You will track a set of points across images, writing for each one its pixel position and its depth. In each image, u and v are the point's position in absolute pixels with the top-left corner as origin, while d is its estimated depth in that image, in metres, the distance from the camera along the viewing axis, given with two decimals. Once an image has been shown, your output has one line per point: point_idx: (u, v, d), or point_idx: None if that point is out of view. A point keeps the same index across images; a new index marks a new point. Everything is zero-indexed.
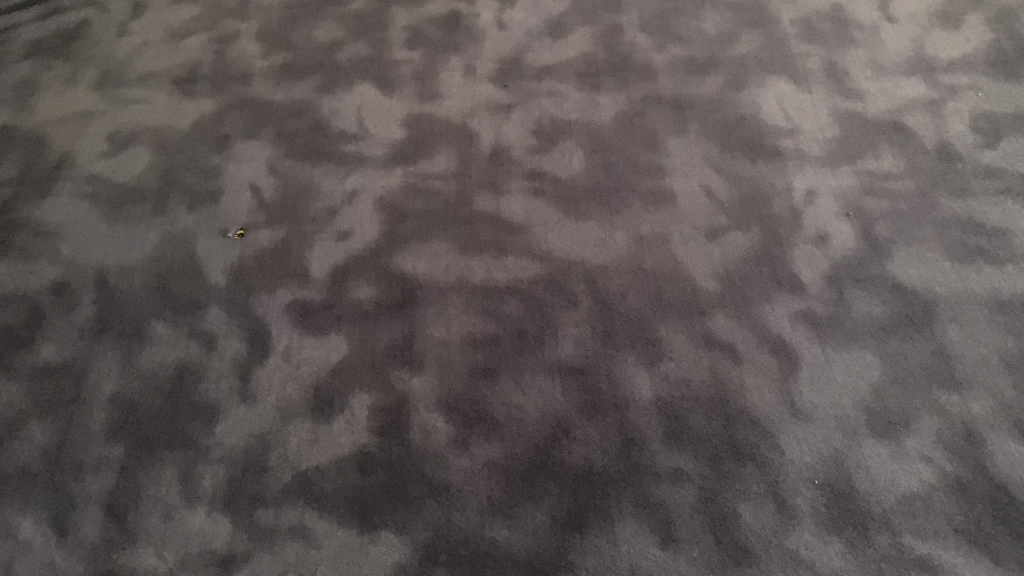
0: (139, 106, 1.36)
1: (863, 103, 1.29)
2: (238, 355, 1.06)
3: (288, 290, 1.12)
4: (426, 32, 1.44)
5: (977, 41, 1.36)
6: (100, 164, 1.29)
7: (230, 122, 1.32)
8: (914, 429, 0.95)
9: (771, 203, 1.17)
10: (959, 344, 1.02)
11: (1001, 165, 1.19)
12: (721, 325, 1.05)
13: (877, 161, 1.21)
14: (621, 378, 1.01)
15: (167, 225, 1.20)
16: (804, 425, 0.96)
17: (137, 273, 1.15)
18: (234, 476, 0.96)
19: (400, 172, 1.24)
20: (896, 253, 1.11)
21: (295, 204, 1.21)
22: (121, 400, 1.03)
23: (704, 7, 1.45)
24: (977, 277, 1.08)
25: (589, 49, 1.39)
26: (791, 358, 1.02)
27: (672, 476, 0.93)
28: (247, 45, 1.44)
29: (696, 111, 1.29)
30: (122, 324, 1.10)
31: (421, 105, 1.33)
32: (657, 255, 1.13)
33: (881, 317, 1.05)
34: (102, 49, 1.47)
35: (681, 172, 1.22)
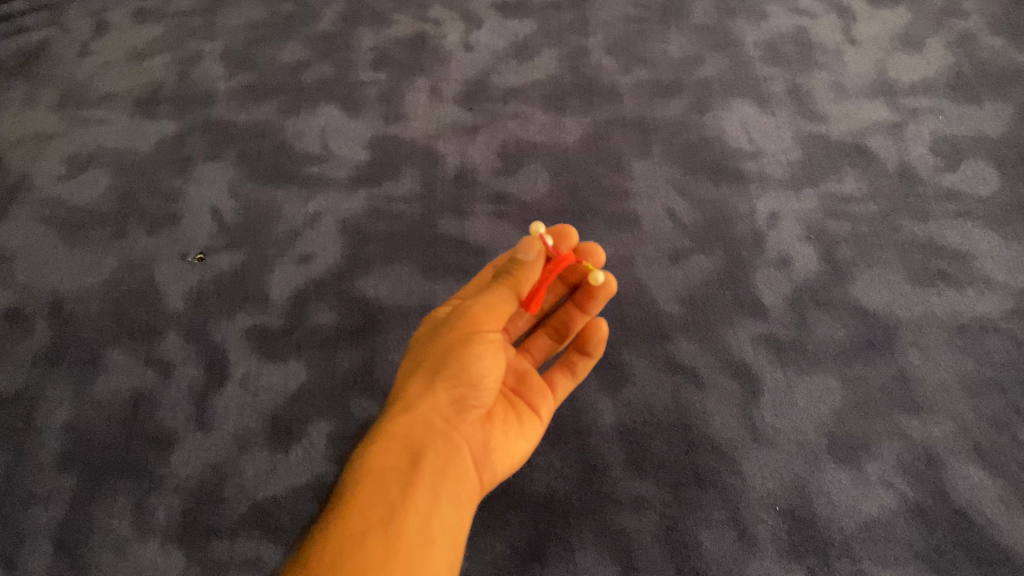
0: (99, 129, 1.34)
1: (827, 126, 1.30)
2: (196, 382, 1.04)
3: (247, 315, 1.10)
4: (392, 52, 1.43)
5: (938, 65, 1.37)
6: (59, 186, 1.27)
7: (192, 145, 1.31)
8: (875, 453, 0.96)
9: (735, 226, 1.18)
10: (920, 368, 1.02)
11: (962, 189, 1.20)
12: (685, 349, 1.05)
13: (839, 184, 1.22)
14: (584, 404, 1.00)
15: (125, 250, 1.18)
16: (766, 451, 0.96)
17: (94, 298, 1.13)
18: (189, 507, 0.94)
19: (364, 195, 1.23)
20: (858, 277, 1.11)
21: (257, 227, 1.20)
22: (75, 430, 1.01)
23: (670, 29, 1.45)
24: (938, 300, 1.08)
25: (555, 71, 1.39)
26: (753, 382, 1.02)
27: (633, 504, 0.93)
28: (210, 65, 1.42)
29: (661, 134, 1.29)
30: (76, 351, 1.08)
31: (386, 127, 1.32)
32: (621, 278, 1.12)
33: (844, 341, 1.05)
34: (63, 69, 1.44)
35: (645, 196, 1.21)
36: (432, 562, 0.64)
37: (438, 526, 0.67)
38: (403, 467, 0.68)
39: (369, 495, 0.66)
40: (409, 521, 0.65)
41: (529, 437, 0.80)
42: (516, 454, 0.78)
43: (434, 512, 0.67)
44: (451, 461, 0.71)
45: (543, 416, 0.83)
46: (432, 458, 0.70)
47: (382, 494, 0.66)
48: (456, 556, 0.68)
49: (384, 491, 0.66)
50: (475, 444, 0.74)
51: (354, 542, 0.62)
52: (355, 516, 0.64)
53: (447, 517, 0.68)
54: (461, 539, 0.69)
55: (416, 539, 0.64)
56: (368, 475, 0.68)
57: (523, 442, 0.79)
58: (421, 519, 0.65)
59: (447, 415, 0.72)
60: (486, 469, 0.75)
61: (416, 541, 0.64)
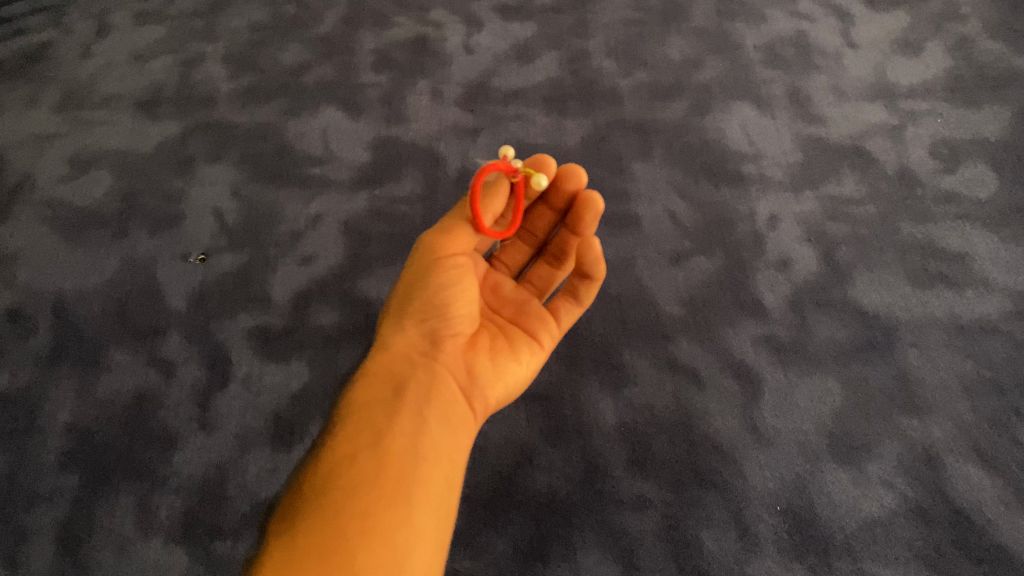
0: (101, 130, 1.35)
1: (826, 128, 1.30)
2: (198, 382, 1.04)
3: (249, 315, 1.10)
4: (393, 54, 1.43)
5: (937, 68, 1.38)
6: (61, 187, 1.27)
7: (194, 146, 1.31)
8: (875, 453, 0.96)
9: (735, 227, 1.18)
10: (919, 369, 1.03)
11: (960, 191, 1.21)
12: (686, 350, 1.05)
13: (839, 186, 1.22)
14: (585, 405, 1.00)
15: (127, 250, 1.18)
16: (766, 451, 0.96)
17: (96, 298, 1.13)
18: (192, 506, 0.95)
19: (365, 196, 1.24)
20: (858, 278, 1.12)
21: (258, 228, 1.20)
22: (77, 430, 1.01)
23: (670, 32, 1.46)
24: (937, 301, 1.09)
25: (556, 74, 1.40)
26: (753, 382, 1.02)
27: (635, 503, 0.93)
28: (212, 66, 1.43)
29: (661, 136, 1.30)
30: (78, 350, 1.08)
31: (387, 129, 1.32)
32: (622, 279, 1.12)
33: (843, 342, 1.06)
34: (65, 70, 1.44)
35: (646, 197, 1.22)
36: (426, 476, 0.67)
37: (428, 445, 0.69)
38: (386, 398, 0.71)
39: (353, 426, 0.69)
40: (396, 443, 0.68)
41: (524, 362, 0.80)
42: (513, 378, 0.78)
43: (422, 433, 0.69)
44: (435, 387, 0.73)
45: (544, 344, 0.82)
46: (416, 385, 0.72)
47: (368, 423, 0.69)
48: (454, 472, 0.70)
49: (368, 420, 0.69)
50: (461, 373, 0.75)
51: (343, 466, 0.66)
52: (342, 445, 0.68)
53: (437, 436, 0.70)
54: (457, 458, 0.71)
55: (405, 456, 0.67)
56: (351, 410, 0.71)
57: (519, 366, 0.79)
58: (408, 440, 0.68)
59: (423, 345, 0.75)
60: (477, 395, 0.76)
61: (405, 458, 0.67)
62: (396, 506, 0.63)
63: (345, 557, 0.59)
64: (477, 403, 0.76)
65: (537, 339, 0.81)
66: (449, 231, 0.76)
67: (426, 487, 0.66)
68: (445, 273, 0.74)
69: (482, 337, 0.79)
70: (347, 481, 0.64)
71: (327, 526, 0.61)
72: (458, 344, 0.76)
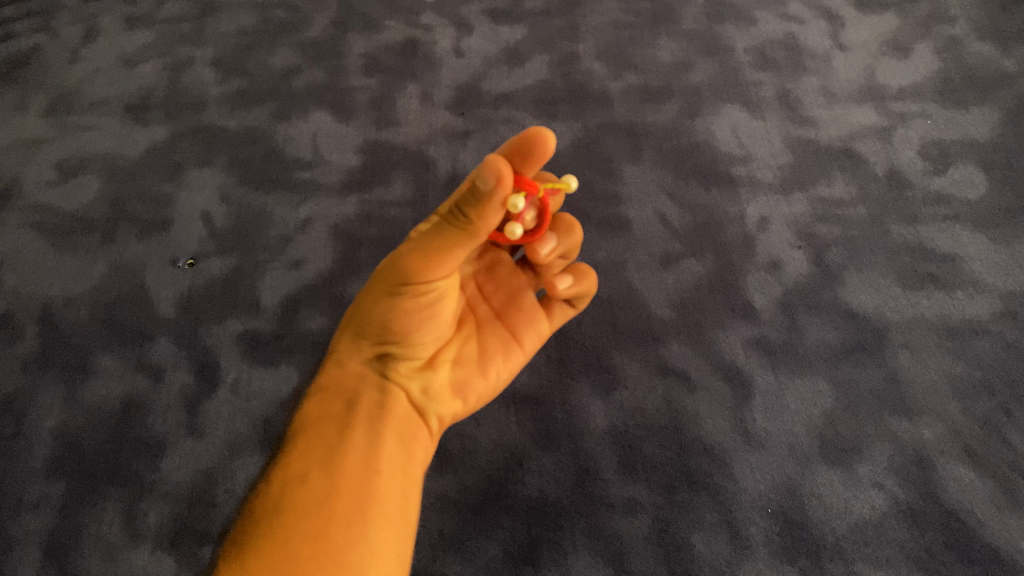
0: (90, 135, 1.34)
1: (816, 131, 1.31)
2: (187, 388, 1.04)
3: (238, 320, 1.10)
4: (383, 58, 1.43)
5: (926, 70, 1.38)
6: (48, 192, 1.26)
7: (183, 150, 1.31)
8: (866, 455, 0.96)
9: (725, 229, 1.18)
10: (910, 370, 1.03)
11: (950, 192, 1.21)
12: (676, 352, 1.05)
13: (829, 188, 1.23)
14: (576, 408, 1.00)
15: (115, 255, 1.18)
16: (757, 453, 0.96)
17: (84, 304, 1.13)
18: (180, 513, 0.94)
19: (355, 200, 1.23)
20: (848, 279, 1.12)
21: (248, 233, 1.20)
22: (64, 437, 1.00)
23: (660, 35, 1.46)
24: (927, 302, 1.09)
25: (546, 77, 1.39)
26: (744, 385, 1.02)
27: (626, 507, 0.93)
28: (201, 71, 1.42)
29: (651, 139, 1.30)
30: (65, 357, 1.07)
31: (377, 133, 1.32)
32: (612, 282, 1.12)
33: (834, 344, 1.05)
34: (53, 75, 1.44)
35: (636, 200, 1.22)
36: (381, 491, 0.62)
37: (384, 459, 0.64)
38: (338, 415, 0.66)
39: (303, 448, 0.64)
40: (349, 459, 0.63)
41: (496, 370, 0.72)
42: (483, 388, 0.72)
43: (377, 448, 0.64)
44: (390, 405, 0.67)
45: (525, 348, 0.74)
46: (368, 403, 0.67)
47: (319, 440, 0.64)
48: (411, 489, 0.65)
49: (318, 440, 0.64)
50: (419, 389, 0.69)
51: (292, 488, 0.61)
52: (293, 466, 0.63)
53: (393, 452, 0.65)
54: (413, 472, 0.67)
55: (358, 472, 0.62)
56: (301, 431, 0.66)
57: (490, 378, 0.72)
58: (361, 456, 0.63)
59: (380, 359, 0.68)
60: (436, 409, 0.70)
61: (358, 474, 0.62)
62: (350, 523, 0.59)
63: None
64: (437, 416, 0.71)
65: (515, 343, 0.73)
66: (427, 257, 0.62)
67: (382, 503, 0.61)
68: (408, 300, 0.64)
69: (450, 345, 0.71)
70: (296, 503, 0.60)
71: (277, 554, 0.57)
72: (419, 358, 0.69)
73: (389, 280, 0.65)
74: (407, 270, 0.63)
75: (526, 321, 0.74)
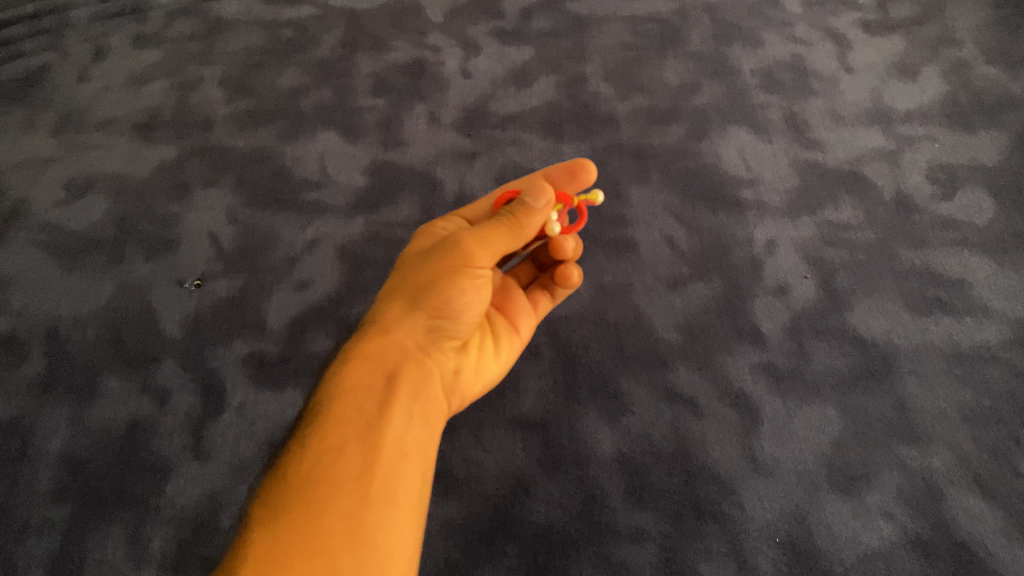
0: (98, 154, 1.34)
1: (823, 153, 1.31)
2: (192, 410, 1.03)
3: (244, 342, 1.10)
4: (391, 79, 1.43)
5: (933, 93, 1.38)
6: (56, 211, 1.27)
7: (191, 170, 1.31)
8: (874, 484, 0.95)
9: (732, 253, 1.18)
10: (918, 398, 1.02)
11: (958, 217, 1.21)
12: (684, 378, 1.04)
13: (836, 212, 1.22)
14: (583, 434, 1.00)
15: (122, 276, 1.18)
16: (765, 481, 0.96)
17: (90, 325, 1.12)
18: (185, 537, 0.94)
19: (362, 221, 1.23)
20: (856, 305, 1.12)
21: (254, 253, 1.20)
22: (69, 459, 1.00)
23: (666, 56, 1.46)
24: (936, 328, 1.09)
25: (552, 98, 1.40)
26: (752, 412, 1.01)
27: (633, 535, 0.92)
28: (209, 90, 1.43)
29: (658, 161, 1.30)
30: (70, 378, 1.07)
31: (384, 153, 1.32)
32: (619, 305, 1.12)
33: (842, 370, 1.05)
34: (61, 94, 1.44)
35: (643, 222, 1.22)
36: (407, 473, 0.73)
37: (411, 441, 0.75)
38: (379, 385, 0.76)
39: (346, 408, 0.75)
40: (385, 438, 0.73)
41: (505, 354, 0.89)
42: (491, 374, 0.87)
43: (408, 431, 0.75)
44: (426, 382, 0.79)
45: (523, 334, 0.92)
46: (407, 378, 0.78)
47: (358, 407, 0.75)
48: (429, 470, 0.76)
49: (363, 404, 0.75)
50: (446, 372, 0.82)
51: (331, 459, 0.71)
52: (331, 432, 0.73)
53: (419, 434, 0.76)
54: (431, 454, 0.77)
55: (392, 454, 0.72)
56: (343, 393, 0.76)
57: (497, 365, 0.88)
58: (397, 435, 0.74)
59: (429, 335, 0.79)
60: (457, 389, 0.83)
61: (392, 457, 0.72)
62: (380, 505, 0.69)
63: (342, 532, 0.66)
64: (457, 396, 0.84)
65: (517, 331, 0.91)
66: (486, 244, 0.76)
67: (405, 485, 0.72)
68: (467, 281, 0.76)
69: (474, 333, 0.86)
70: (344, 456, 0.71)
71: (311, 522, 0.67)
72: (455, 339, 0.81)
73: (451, 259, 0.76)
74: (469, 254, 0.76)
75: (526, 312, 0.92)
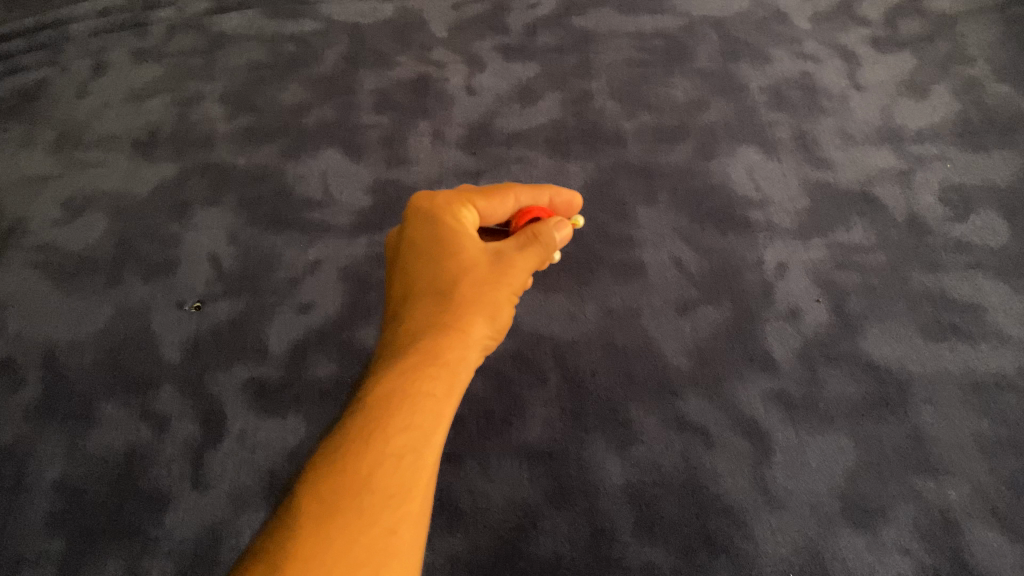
0: (97, 172, 1.32)
1: (833, 173, 1.29)
2: (192, 438, 1.01)
3: (245, 367, 1.08)
4: (394, 95, 1.41)
5: (945, 111, 1.36)
6: (54, 231, 1.25)
7: (191, 188, 1.29)
8: (890, 517, 0.93)
9: (743, 275, 1.16)
10: (934, 427, 1.00)
11: (972, 239, 1.19)
12: (694, 405, 1.02)
13: (847, 234, 1.20)
14: (591, 464, 0.98)
15: (121, 297, 1.16)
16: (778, 514, 0.94)
17: (88, 349, 1.10)
18: (183, 571, 0.92)
19: (365, 242, 1.21)
20: (868, 330, 1.09)
21: (255, 275, 1.17)
22: (66, 489, 0.98)
23: (674, 73, 1.44)
24: (951, 355, 1.07)
25: (558, 116, 1.38)
26: (764, 442, 0.99)
27: (643, 571, 0.90)
28: (210, 106, 1.41)
29: (665, 180, 1.28)
30: (67, 404, 1.05)
31: (388, 172, 1.30)
32: (627, 330, 1.10)
33: (855, 398, 1.03)
34: (60, 110, 1.42)
35: (651, 243, 1.19)
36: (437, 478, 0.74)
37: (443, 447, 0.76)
38: (444, 389, 0.75)
39: (405, 416, 0.71)
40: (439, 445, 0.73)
41: None
42: None
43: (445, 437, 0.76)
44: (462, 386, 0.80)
45: None
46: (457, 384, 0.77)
47: (425, 411, 0.72)
48: None
49: (423, 418, 0.72)
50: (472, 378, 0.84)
51: (392, 464, 0.68)
52: (395, 436, 0.70)
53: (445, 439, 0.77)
54: None
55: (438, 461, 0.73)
56: (406, 397, 0.72)
57: None
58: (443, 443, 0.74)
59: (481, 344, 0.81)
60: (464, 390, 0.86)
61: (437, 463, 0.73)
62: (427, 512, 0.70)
63: (389, 552, 0.63)
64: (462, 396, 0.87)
65: None
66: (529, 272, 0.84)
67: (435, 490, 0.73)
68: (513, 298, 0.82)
69: None
70: (400, 469, 0.68)
71: (393, 529, 0.64)
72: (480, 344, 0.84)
73: (514, 283, 0.82)
74: (522, 279, 0.82)
75: None
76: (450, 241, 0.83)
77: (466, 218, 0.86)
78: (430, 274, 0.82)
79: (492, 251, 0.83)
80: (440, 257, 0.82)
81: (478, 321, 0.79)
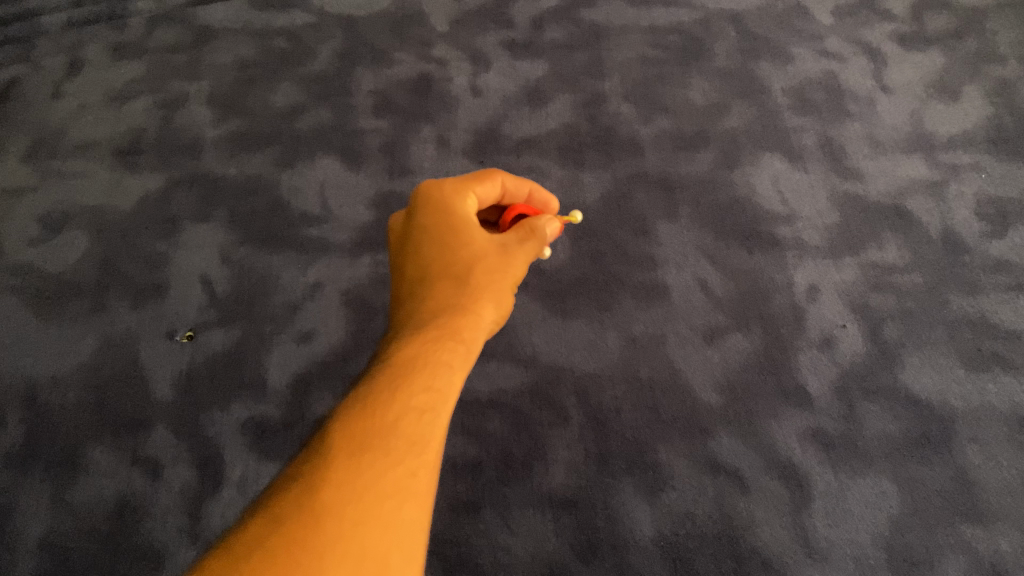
0: (75, 184, 1.23)
1: (863, 185, 1.22)
2: (188, 487, 0.94)
3: (243, 405, 1.00)
4: (394, 97, 1.32)
5: (978, 116, 1.29)
6: (31, 252, 1.16)
7: (178, 202, 1.20)
8: (938, 571, 0.88)
9: (772, 299, 1.09)
10: (980, 469, 0.95)
11: (1011, 258, 1.13)
12: (726, 446, 0.97)
13: (881, 252, 1.14)
14: (619, 514, 0.93)
15: (105, 327, 1.07)
16: (820, 568, 0.89)
17: (71, 386, 1.03)
18: None
19: (369, 261, 1.13)
20: (908, 361, 1.03)
21: (251, 300, 1.09)
22: (54, 547, 0.92)
23: (691, 72, 1.36)
24: (995, 387, 1.01)
25: (570, 120, 1.29)
26: (802, 487, 0.94)
27: None
28: (196, 109, 1.31)
29: (686, 193, 1.20)
30: (52, 449, 0.98)
31: (390, 183, 1.22)
32: (653, 362, 1.03)
33: (897, 436, 0.97)
34: (35, 114, 1.32)
35: (674, 264, 1.12)
36: None
37: None
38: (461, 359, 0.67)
39: (426, 378, 0.63)
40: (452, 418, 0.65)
41: None
42: None
43: None
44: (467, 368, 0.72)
45: None
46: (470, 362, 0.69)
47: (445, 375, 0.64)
48: None
49: (445, 380, 0.64)
50: None
51: (414, 418, 0.59)
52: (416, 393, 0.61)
53: None
54: None
55: None
56: (428, 358, 0.65)
57: None
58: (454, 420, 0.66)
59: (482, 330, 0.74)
60: None
61: None
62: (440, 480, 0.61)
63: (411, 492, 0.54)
64: None
65: None
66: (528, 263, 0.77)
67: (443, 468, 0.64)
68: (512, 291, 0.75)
69: None
70: (423, 422, 0.59)
71: (416, 475, 0.55)
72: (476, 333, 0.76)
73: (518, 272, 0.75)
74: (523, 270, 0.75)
75: None
76: (456, 226, 0.74)
77: (469, 205, 0.76)
78: (439, 257, 0.74)
79: (499, 241, 0.75)
80: (449, 244, 0.73)
81: (490, 308, 0.72)
